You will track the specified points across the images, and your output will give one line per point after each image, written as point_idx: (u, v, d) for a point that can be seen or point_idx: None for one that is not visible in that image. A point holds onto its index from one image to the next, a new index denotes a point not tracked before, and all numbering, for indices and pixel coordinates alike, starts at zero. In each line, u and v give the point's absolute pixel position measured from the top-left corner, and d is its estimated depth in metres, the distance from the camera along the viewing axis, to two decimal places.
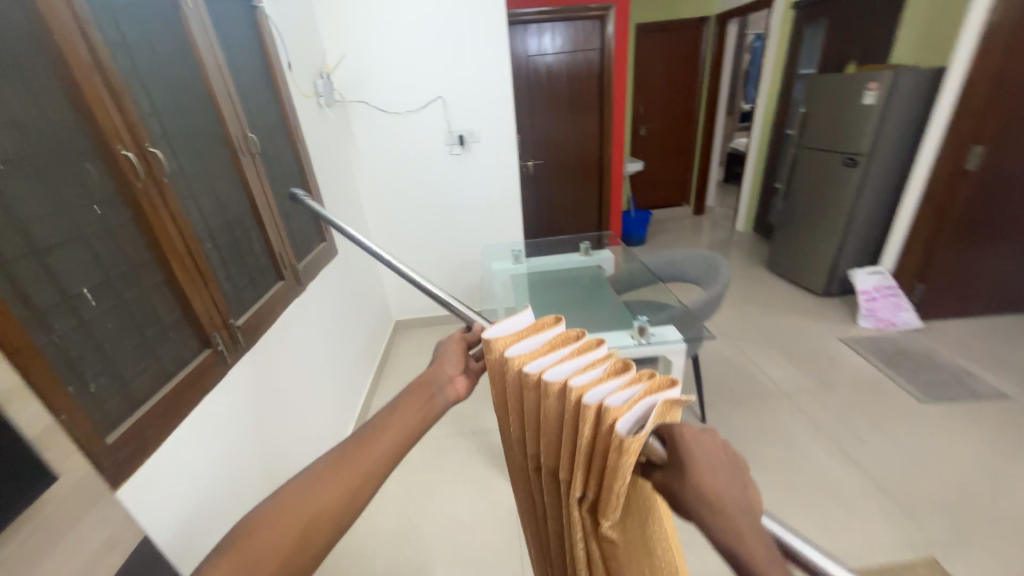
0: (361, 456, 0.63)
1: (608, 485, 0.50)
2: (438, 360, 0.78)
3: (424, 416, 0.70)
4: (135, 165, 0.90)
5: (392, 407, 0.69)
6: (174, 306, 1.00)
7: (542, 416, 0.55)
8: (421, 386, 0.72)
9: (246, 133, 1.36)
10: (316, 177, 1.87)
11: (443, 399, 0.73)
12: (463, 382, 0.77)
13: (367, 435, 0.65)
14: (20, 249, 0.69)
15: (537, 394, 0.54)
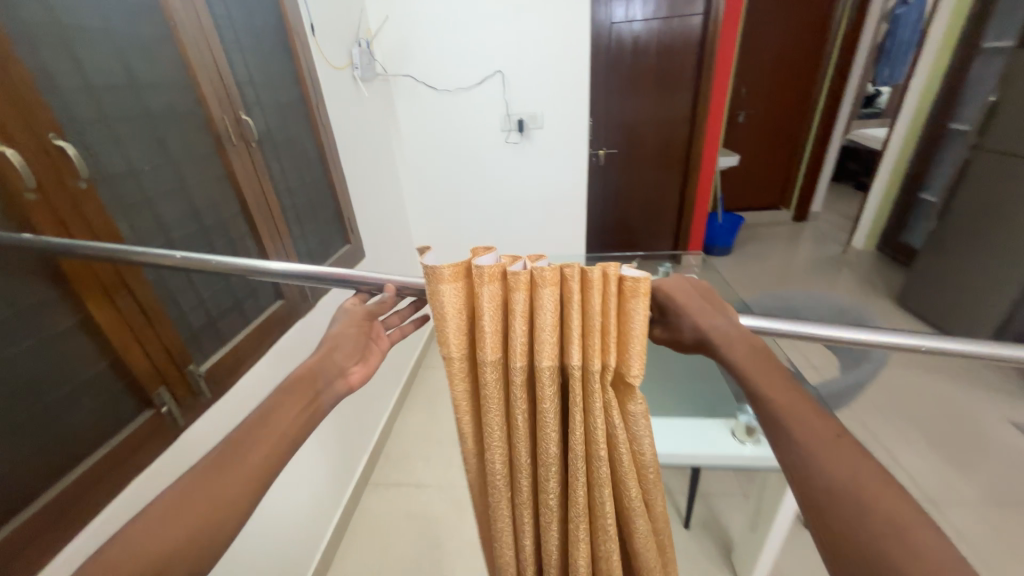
0: (231, 469, 0.44)
1: (627, 340, 0.54)
2: (327, 348, 0.60)
3: (310, 415, 0.54)
4: (25, 165, 0.61)
5: (264, 409, 0.51)
6: (99, 357, 0.73)
7: (538, 311, 0.56)
8: (303, 382, 0.55)
9: (241, 114, 1.06)
10: (344, 165, 1.57)
11: (330, 397, 0.57)
12: (362, 372, 0.62)
13: (241, 442, 0.47)
14: None
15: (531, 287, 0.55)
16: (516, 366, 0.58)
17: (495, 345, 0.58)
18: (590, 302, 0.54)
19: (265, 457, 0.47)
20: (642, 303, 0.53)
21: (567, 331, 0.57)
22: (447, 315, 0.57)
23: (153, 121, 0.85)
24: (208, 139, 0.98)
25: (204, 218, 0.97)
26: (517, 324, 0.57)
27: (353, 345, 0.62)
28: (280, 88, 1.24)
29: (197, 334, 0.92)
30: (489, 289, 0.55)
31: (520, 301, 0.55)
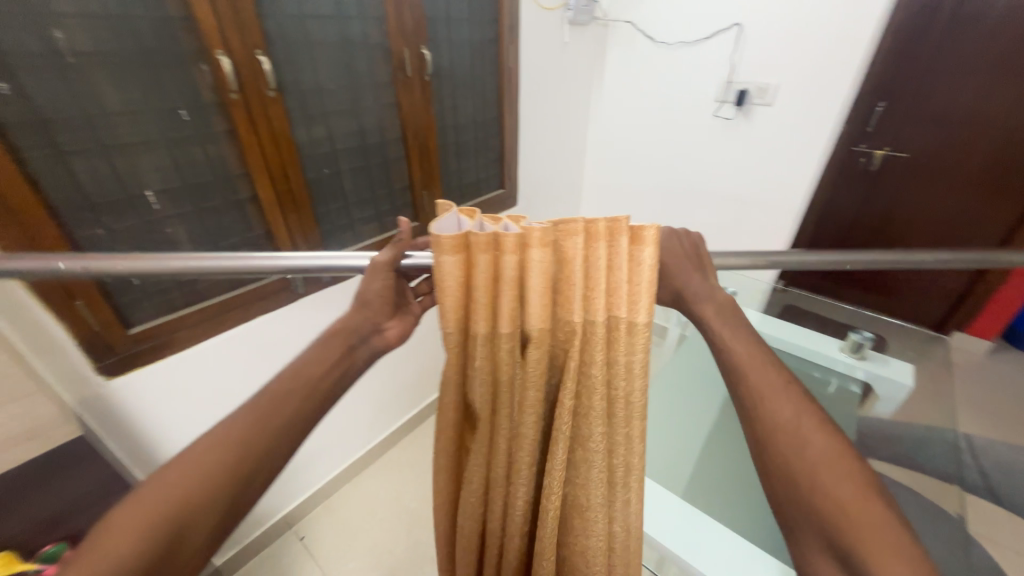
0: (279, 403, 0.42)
1: (631, 297, 0.46)
2: (356, 302, 0.49)
3: (344, 374, 0.47)
4: (231, 75, 0.84)
5: (298, 365, 0.44)
6: (258, 226, 1.00)
7: (533, 275, 0.45)
8: (334, 335, 0.47)
9: (423, 49, 1.17)
10: (524, 111, 1.58)
11: (366, 354, 0.49)
12: (399, 327, 0.52)
13: (276, 401, 0.42)
14: (90, 145, 0.74)
15: (522, 251, 0.44)
16: (506, 347, 0.47)
17: (480, 317, 0.46)
18: (595, 257, 0.45)
19: (299, 423, 0.42)
20: (648, 251, 0.46)
21: (563, 304, 0.47)
22: (445, 294, 0.45)
23: (346, 47, 1.02)
24: (388, 69, 1.12)
25: (368, 137, 1.14)
26: (506, 301, 0.45)
27: (384, 296, 0.50)
28: (475, 25, 1.30)
29: (335, 231, 1.15)
30: (482, 258, 0.44)
31: (511, 269, 0.44)
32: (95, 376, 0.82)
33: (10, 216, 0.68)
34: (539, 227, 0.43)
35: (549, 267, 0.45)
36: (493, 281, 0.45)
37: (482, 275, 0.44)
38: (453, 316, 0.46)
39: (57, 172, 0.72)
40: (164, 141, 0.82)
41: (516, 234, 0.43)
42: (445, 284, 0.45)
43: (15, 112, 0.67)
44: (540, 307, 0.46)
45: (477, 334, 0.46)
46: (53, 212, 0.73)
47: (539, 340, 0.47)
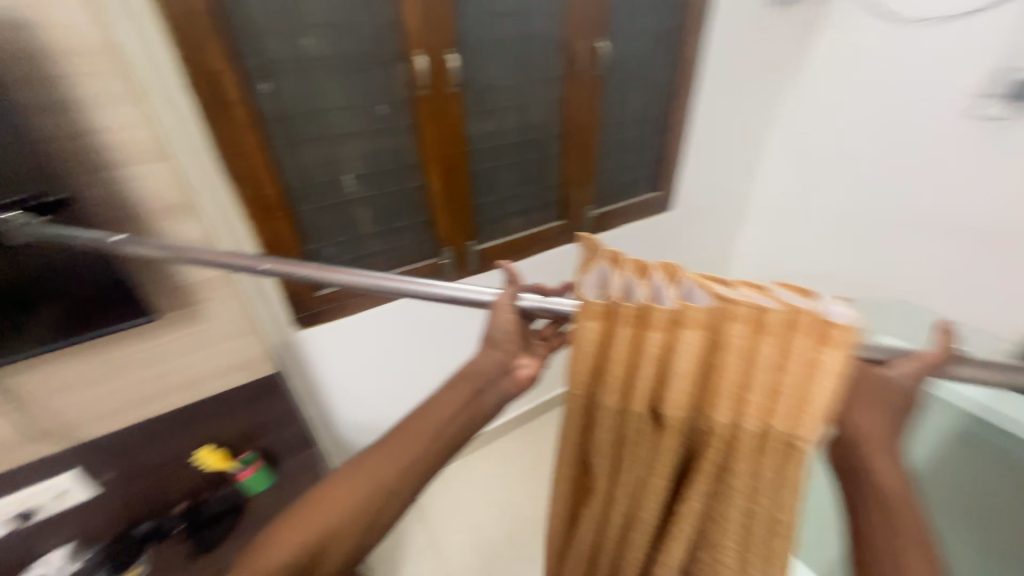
0: (407, 439, 0.43)
1: (799, 409, 0.38)
2: (485, 341, 0.47)
3: (470, 421, 0.45)
4: (424, 72, 0.92)
5: (427, 405, 0.44)
6: (424, 212, 1.09)
7: (675, 356, 0.41)
8: (464, 376, 0.46)
9: (600, 42, 1.11)
10: (700, 107, 1.40)
11: (493, 399, 0.46)
12: (533, 366, 0.48)
13: (413, 432, 0.43)
14: (313, 135, 0.89)
15: (666, 330, 0.41)
16: (633, 422, 0.45)
17: (612, 389, 0.45)
18: (756, 351, 0.38)
19: (429, 466, 0.43)
20: (834, 359, 0.35)
21: (711, 396, 0.42)
22: (580, 357, 0.44)
23: (525, 45, 1.03)
24: (560, 64, 1.10)
25: (531, 133, 1.15)
26: (645, 379, 0.43)
27: (513, 333, 0.46)
28: (658, 12, 1.19)
29: (488, 223, 1.20)
30: (625, 332, 0.42)
31: (655, 347, 0.42)
32: (291, 324, 1.01)
33: (256, 190, 0.86)
34: (691, 308, 0.39)
35: (701, 352, 0.41)
36: (632, 353, 0.43)
37: (622, 349, 0.43)
38: (585, 380, 0.46)
39: (289, 154, 0.88)
40: (364, 132, 0.93)
41: (665, 311, 0.40)
42: (583, 351, 0.44)
43: (272, 106, 0.83)
44: (682, 393, 0.42)
45: (605, 405, 0.46)
46: (283, 189, 0.89)
47: (674, 428, 0.43)
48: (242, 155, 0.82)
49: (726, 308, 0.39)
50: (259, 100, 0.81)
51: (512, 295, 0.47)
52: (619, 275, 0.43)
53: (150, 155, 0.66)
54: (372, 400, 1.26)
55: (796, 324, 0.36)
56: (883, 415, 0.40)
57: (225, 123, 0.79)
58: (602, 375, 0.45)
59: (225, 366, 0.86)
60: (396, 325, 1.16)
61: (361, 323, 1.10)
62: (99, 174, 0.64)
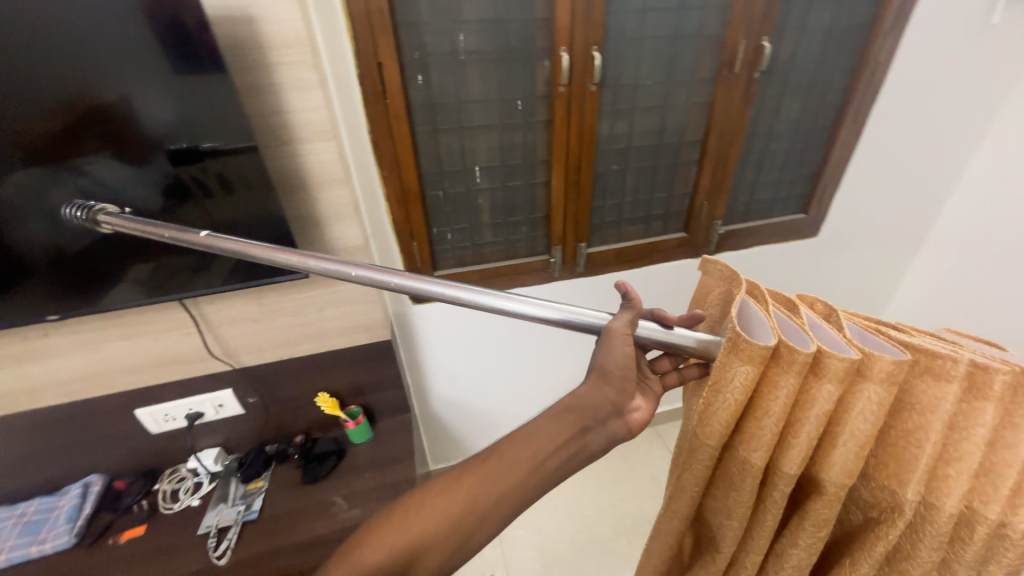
0: (509, 461, 0.40)
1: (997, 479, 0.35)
2: (595, 374, 0.43)
3: (571, 458, 0.41)
4: (566, 68, 0.91)
5: (529, 432, 0.41)
6: (541, 208, 1.09)
7: (850, 413, 0.37)
8: (570, 409, 0.42)
9: (765, 41, 0.99)
10: (877, 120, 1.18)
11: (602, 440, 0.42)
12: (645, 410, 0.45)
13: (515, 455, 0.40)
14: (453, 125, 0.94)
15: (846, 384, 0.36)
16: (783, 483, 0.40)
17: (764, 445, 0.40)
18: (954, 413, 0.35)
19: (525, 496, 0.40)
20: None
21: (887, 456, 0.38)
22: (727, 403, 0.39)
23: (676, 42, 0.96)
24: (713, 64, 1.01)
25: (666, 136, 1.08)
26: (806, 438, 0.39)
27: (630, 367, 0.43)
28: (845, 8, 1.02)
29: (602, 226, 1.16)
30: (790, 381, 0.37)
31: (826, 403, 0.37)
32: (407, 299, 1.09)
33: (399, 172, 0.93)
34: (886, 360, 0.35)
35: (884, 411, 0.36)
36: (792, 405, 0.38)
37: (782, 402, 0.38)
38: (723, 430, 0.41)
39: (430, 141, 0.94)
40: (499, 125, 0.96)
41: (847, 363, 0.35)
42: (731, 397, 0.39)
43: (421, 97, 0.89)
44: (851, 457, 0.38)
45: (752, 463, 0.41)
46: (419, 174, 0.96)
47: (835, 491, 0.39)
48: (392, 139, 0.90)
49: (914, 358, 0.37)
50: (411, 91, 0.88)
51: (629, 325, 0.43)
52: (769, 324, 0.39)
53: (323, 135, 0.75)
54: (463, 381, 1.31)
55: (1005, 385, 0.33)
56: None
57: (383, 109, 0.86)
58: (747, 427, 0.41)
59: (350, 327, 0.96)
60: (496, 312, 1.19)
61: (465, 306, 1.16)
62: (286, 145, 0.75)
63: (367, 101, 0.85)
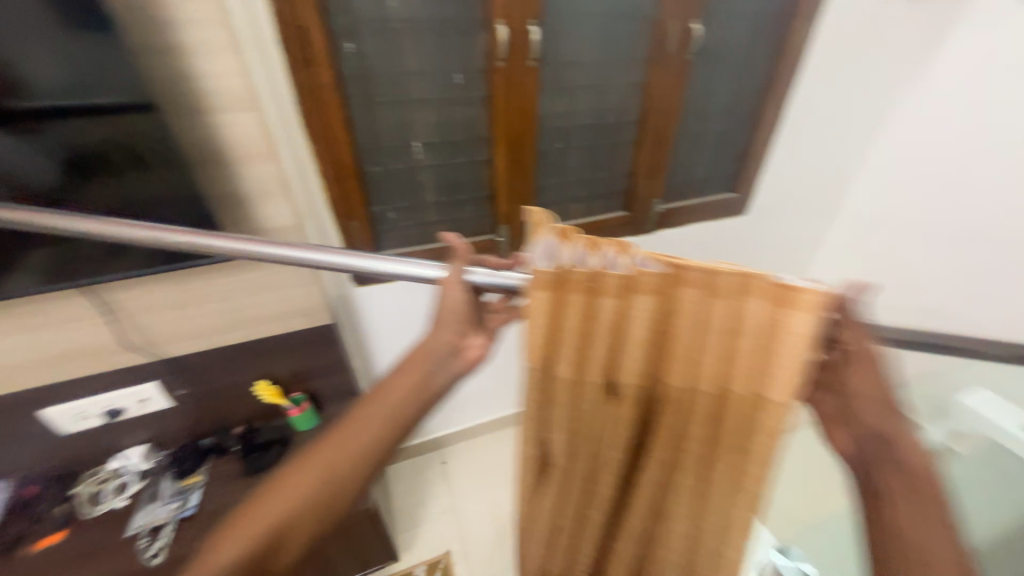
0: (355, 427, 0.44)
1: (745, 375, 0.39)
2: (436, 321, 0.46)
3: (422, 403, 0.46)
4: (504, 43, 0.89)
5: (374, 394, 0.45)
6: (485, 187, 1.08)
7: (628, 322, 0.40)
8: (412, 359, 0.46)
9: (695, 23, 1.02)
10: (796, 104, 1.27)
11: (445, 377, 0.46)
12: (485, 345, 0.47)
13: (362, 419, 0.44)
14: (388, 98, 0.90)
15: (620, 297, 0.39)
16: (589, 395, 0.43)
17: (568, 361, 0.42)
18: (708, 312, 0.38)
19: (375, 451, 0.44)
20: (802, 323, 0.35)
21: (665, 358, 0.41)
22: (533, 329, 0.40)
23: (612, 21, 0.98)
24: (647, 44, 1.03)
25: (606, 116, 1.10)
26: (601, 350, 0.41)
27: (466, 311, 0.45)
28: None
29: (547, 205, 1.18)
30: (577, 298, 0.39)
31: (608, 315, 0.40)
32: (349, 281, 1.06)
33: (332, 146, 0.89)
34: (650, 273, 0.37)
35: (655, 316, 0.40)
36: (584, 325, 0.40)
37: (575, 318, 0.40)
38: (535, 356, 0.41)
39: (365, 115, 0.90)
40: (438, 100, 0.94)
41: (618, 275, 0.38)
42: (534, 324, 0.40)
43: (353, 66, 0.85)
44: (635, 360, 0.42)
45: (559, 377, 0.42)
46: (355, 149, 0.92)
47: (629, 390, 0.43)
48: (322, 111, 0.85)
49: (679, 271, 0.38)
50: (341, 59, 0.83)
51: (462, 272, 0.43)
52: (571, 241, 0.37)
53: (241, 104, 0.70)
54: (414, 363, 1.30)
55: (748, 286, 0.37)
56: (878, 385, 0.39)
57: (310, 79, 0.82)
58: (553, 349, 0.41)
59: (287, 310, 0.93)
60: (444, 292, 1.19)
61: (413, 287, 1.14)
62: (198, 113, 0.69)
63: (292, 70, 0.80)
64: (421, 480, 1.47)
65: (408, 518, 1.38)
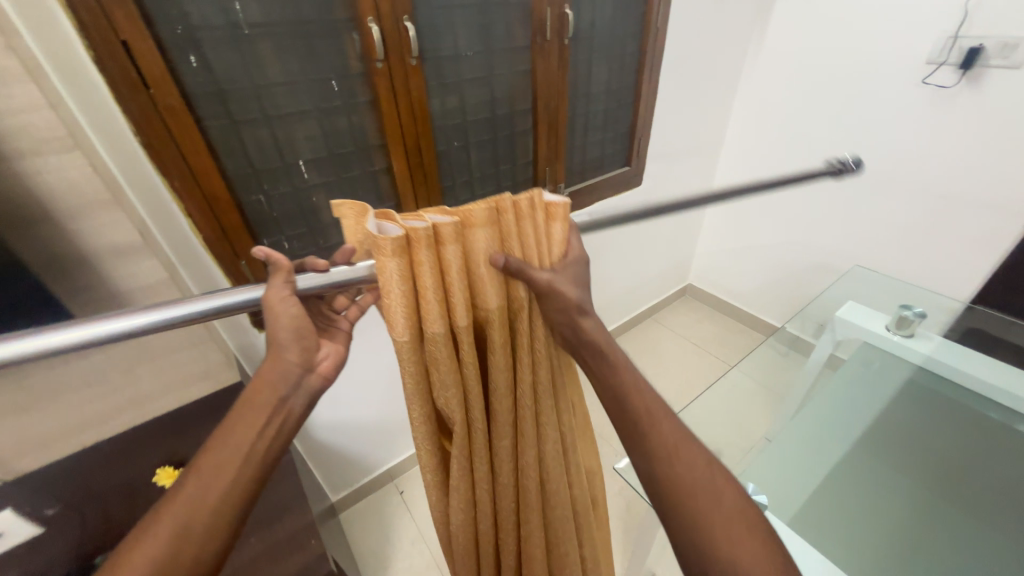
0: (209, 475, 0.42)
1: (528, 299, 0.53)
2: (274, 349, 0.48)
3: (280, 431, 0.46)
4: (379, 42, 0.83)
5: (224, 438, 0.44)
6: (388, 197, 1.01)
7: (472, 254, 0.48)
8: (259, 393, 0.46)
9: (566, 8, 1.05)
10: (665, 76, 1.37)
11: (303, 400, 0.49)
12: (332, 355, 0.53)
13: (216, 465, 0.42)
14: (255, 115, 0.79)
15: (458, 238, 0.47)
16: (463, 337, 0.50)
17: (434, 313, 0.48)
18: (524, 230, 0.50)
19: (240, 496, 0.42)
20: (558, 229, 0.53)
21: (510, 283, 0.52)
22: (393, 294, 0.45)
23: (485, 11, 0.96)
24: (526, 32, 1.03)
25: (498, 107, 1.08)
26: (460, 294, 0.49)
27: (302, 324, 0.48)
28: None
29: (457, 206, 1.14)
30: (425, 254, 0.45)
31: (456, 259, 0.47)
32: (251, 330, 0.92)
33: (193, 178, 0.75)
34: (476, 207, 0.47)
35: (488, 247, 0.49)
36: (439, 275, 0.47)
37: (430, 276, 0.46)
38: (407, 324, 0.47)
39: (229, 138, 0.78)
40: (315, 110, 0.84)
41: (454, 224, 0.46)
42: (394, 289, 0.45)
43: (201, 82, 0.72)
44: (486, 292, 0.50)
45: (435, 333, 0.48)
46: (224, 177, 0.79)
47: (496, 320, 0.51)
48: (173, 138, 0.71)
49: (498, 201, 0.49)
50: (183, 75, 0.70)
51: (288, 287, 0.45)
52: (392, 221, 0.45)
53: (59, 143, 0.56)
54: (345, 398, 1.20)
55: (534, 201, 0.50)
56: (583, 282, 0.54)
57: (148, 101, 0.67)
58: (422, 310, 0.48)
59: (182, 380, 0.78)
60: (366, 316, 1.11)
61: None
62: None
63: (119, 92, 0.65)
64: (380, 518, 1.37)
65: (376, 561, 1.27)
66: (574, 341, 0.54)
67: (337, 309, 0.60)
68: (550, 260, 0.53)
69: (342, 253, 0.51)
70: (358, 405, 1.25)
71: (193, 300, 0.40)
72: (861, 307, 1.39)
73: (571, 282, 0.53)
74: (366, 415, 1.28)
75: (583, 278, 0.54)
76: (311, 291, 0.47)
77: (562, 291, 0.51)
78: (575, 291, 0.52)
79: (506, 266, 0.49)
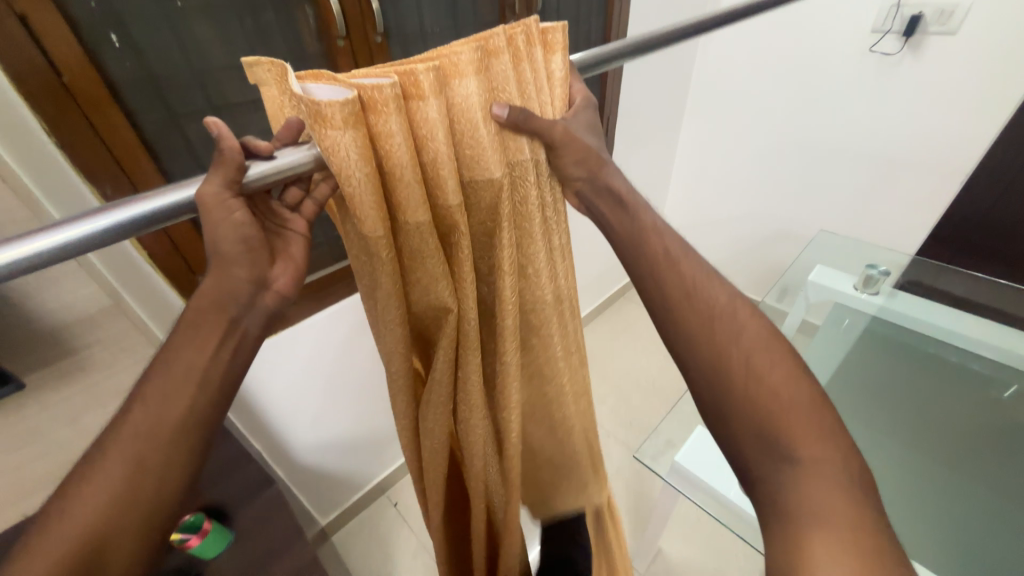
0: (172, 381, 0.36)
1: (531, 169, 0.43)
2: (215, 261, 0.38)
3: (232, 361, 0.39)
4: (338, 18, 0.73)
5: (173, 360, 0.37)
6: None
7: (458, 112, 0.37)
8: (207, 312, 0.38)
9: None
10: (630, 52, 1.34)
11: (258, 322, 0.40)
12: (288, 270, 0.42)
13: (171, 389, 0.36)
14: (199, 105, 0.67)
15: (438, 91, 0.35)
16: (451, 216, 0.40)
17: (409, 182, 0.37)
18: (524, 73, 0.40)
19: (208, 415, 0.37)
20: (559, 60, 0.43)
21: (511, 144, 0.40)
22: (354, 183, 0.35)
23: None
24: (493, 5, 0.96)
25: None
26: (448, 165, 0.38)
27: (251, 231, 0.38)
28: None
29: None
30: (392, 120, 0.35)
31: (436, 119, 0.36)
32: None
33: (127, 182, 0.63)
34: (463, 47, 0.36)
35: (481, 100, 0.37)
36: (415, 144, 0.37)
37: (405, 150, 0.36)
38: (380, 218, 0.38)
39: (170, 135, 0.66)
40: None
41: (432, 71, 0.35)
42: (355, 172, 0.35)
43: (129, 68, 0.60)
44: (485, 161, 0.39)
45: (415, 220, 0.39)
46: (166, 180, 0.67)
47: (493, 195, 0.41)
48: (98, 134, 0.59)
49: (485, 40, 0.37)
50: (106, 61, 0.58)
51: (227, 189, 0.34)
52: (322, 82, 0.37)
53: None
54: (324, 413, 1.11)
55: (531, 32, 0.40)
56: (597, 145, 0.47)
57: (62, 90, 0.55)
58: (400, 195, 0.38)
59: None
60: (340, 324, 1.02)
61: (302, 333, 0.96)
62: None
63: (22, 82, 0.52)
64: (373, 535, 1.29)
65: None
66: (591, 200, 0.49)
67: (290, 208, 0.44)
68: (557, 102, 0.44)
69: (286, 128, 0.38)
70: (339, 418, 1.15)
71: (78, 223, 0.30)
72: (824, 270, 1.47)
73: (584, 130, 0.46)
74: (349, 430, 1.19)
75: (595, 125, 0.48)
76: (260, 187, 0.36)
77: (579, 140, 0.45)
78: (589, 139, 0.46)
79: (513, 121, 0.39)
